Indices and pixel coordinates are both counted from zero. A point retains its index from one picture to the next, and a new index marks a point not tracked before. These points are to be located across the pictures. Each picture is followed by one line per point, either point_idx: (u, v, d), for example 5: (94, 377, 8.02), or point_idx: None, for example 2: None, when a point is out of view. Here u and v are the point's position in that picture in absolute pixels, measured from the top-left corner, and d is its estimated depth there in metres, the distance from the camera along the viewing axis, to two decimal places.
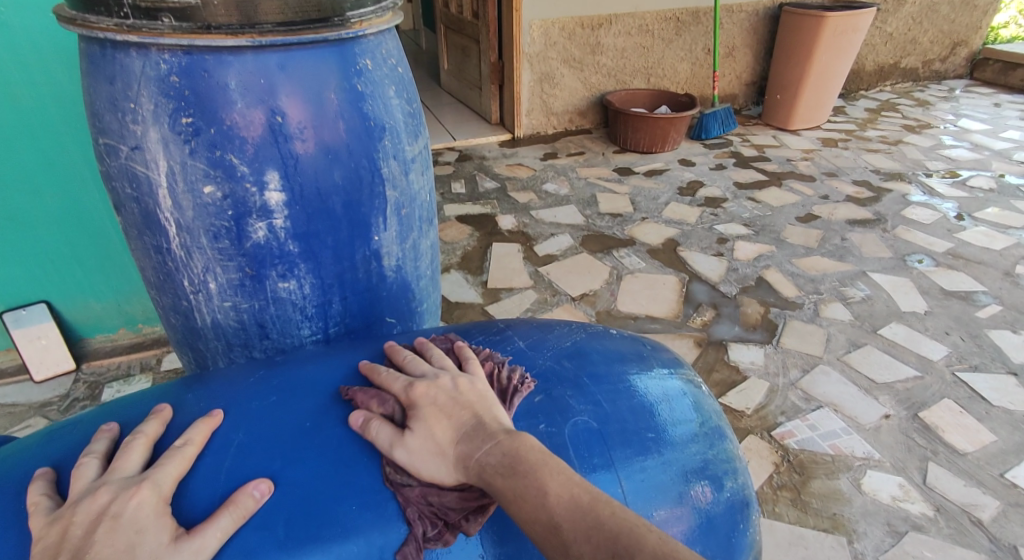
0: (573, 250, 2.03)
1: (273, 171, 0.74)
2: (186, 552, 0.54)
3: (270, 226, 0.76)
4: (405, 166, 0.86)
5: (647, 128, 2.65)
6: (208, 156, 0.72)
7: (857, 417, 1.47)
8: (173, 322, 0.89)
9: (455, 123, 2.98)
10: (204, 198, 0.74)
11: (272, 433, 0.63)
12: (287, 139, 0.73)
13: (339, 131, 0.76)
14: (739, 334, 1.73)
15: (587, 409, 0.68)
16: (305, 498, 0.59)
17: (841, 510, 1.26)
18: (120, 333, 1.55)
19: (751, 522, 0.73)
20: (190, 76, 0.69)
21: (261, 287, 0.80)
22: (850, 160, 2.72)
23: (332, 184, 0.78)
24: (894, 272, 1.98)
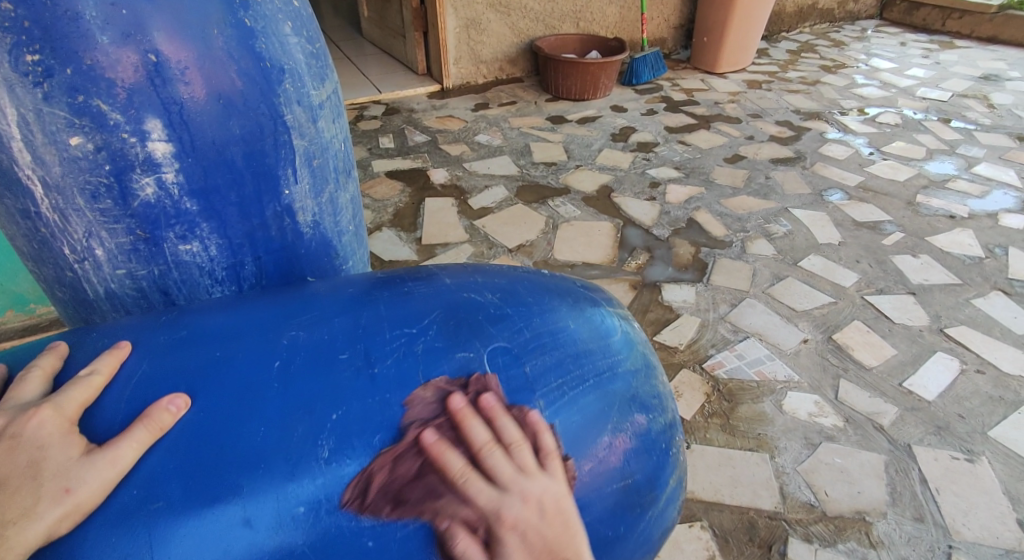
0: (508, 202, 2.03)
1: (154, 119, 0.70)
2: (99, 463, 0.53)
3: (159, 182, 0.73)
4: (312, 112, 0.83)
5: (578, 74, 2.63)
6: (70, 102, 0.67)
7: (780, 343, 1.57)
8: (61, 296, 0.84)
9: (381, 75, 2.87)
10: (72, 150, 0.69)
11: (177, 367, 0.60)
12: (166, 81, 0.69)
13: (233, 76, 0.73)
14: (672, 275, 1.80)
15: (506, 335, 0.65)
16: (212, 423, 0.56)
17: (765, 430, 1.36)
18: (8, 316, 1.47)
19: (676, 446, 0.73)
20: (30, 7, 0.64)
21: (158, 250, 0.77)
22: (773, 101, 2.80)
23: (229, 135, 0.74)
24: (812, 207, 2.08)
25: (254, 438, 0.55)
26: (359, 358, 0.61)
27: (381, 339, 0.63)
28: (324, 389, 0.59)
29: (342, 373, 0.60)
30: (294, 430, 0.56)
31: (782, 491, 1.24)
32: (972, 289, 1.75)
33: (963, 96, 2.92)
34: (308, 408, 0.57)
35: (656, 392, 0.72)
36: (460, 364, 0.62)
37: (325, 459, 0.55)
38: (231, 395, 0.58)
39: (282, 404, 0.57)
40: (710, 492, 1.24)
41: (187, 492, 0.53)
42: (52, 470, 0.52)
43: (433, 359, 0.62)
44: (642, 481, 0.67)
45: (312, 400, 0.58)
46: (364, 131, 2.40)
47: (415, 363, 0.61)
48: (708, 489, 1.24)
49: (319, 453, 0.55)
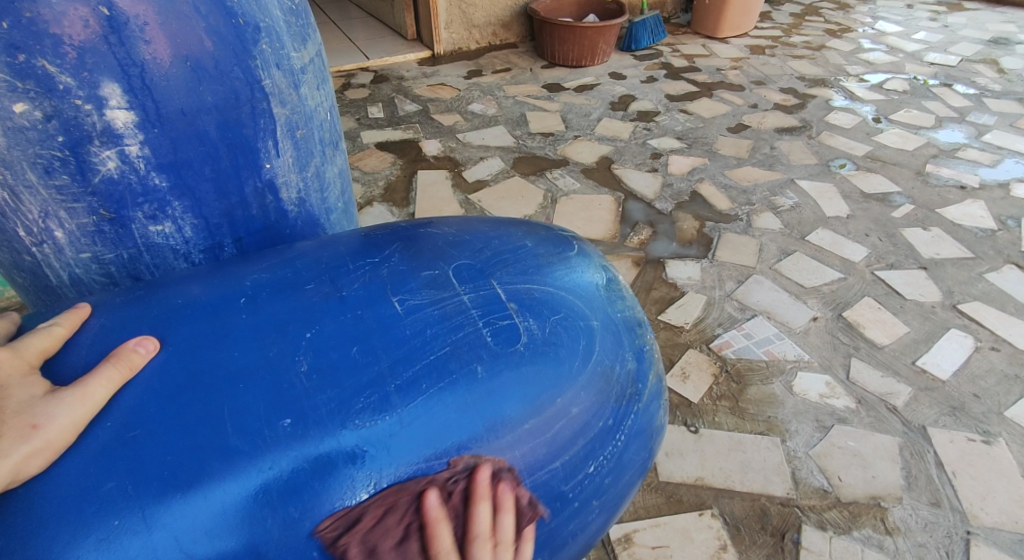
0: (504, 174, 1.94)
1: (112, 83, 0.60)
2: (70, 399, 0.49)
3: (122, 155, 0.64)
4: (293, 78, 0.74)
5: (575, 39, 2.51)
6: (9, 61, 0.56)
7: (789, 322, 1.51)
8: (21, 282, 0.74)
9: (368, 40, 2.73)
10: (18, 119, 0.59)
11: (148, 327, 0.56)
12: (122, 39, 0.59)
13: (201, 37, 0.63)
14: (675, 251, 1.73)
15: (468, 256, 0.67)
16: (184, 361, 0.53)
17: (775, 413, 1.30)
18: None
19: (649, 340, 0.73)
20: None
21: (125, 231, 0.68)
22: (777, 67, 2.69)
23: (201, 104, 0.65)
24: (819, 178, 2.01)
25: (230, 359, 0.54)
26: (327, 284, 0.61)
27: (346, 269, 0.63)
28: (294, 310, 0.58)
29: (311, 299, 0.59)
30: (271, 351, 0.54)
31: (794, 476, 1.19)
32: (985, 263, 1.69)
33: (972, 60, 2.82)
34: (282, 331, 0.56)
35: (621, 295, 0.73)
36: (426, 280, 0.63)
37: (305, 372, 0.53)
38: (201, 331, 0.56)
39: (255, 331, 0.56)
40: (720, 479, 1.18)
41: (168, 433, 0.49)
42: (15, 408, 0.48)
43: (399, 279, 0.63)
44: (622, 373, 0.66)
45: (285, 321, 0.57)
46: (351, 101, 2.28)
47: (383, 286, 0.61)
48: (719, 475, 1.19)
49: (298, 369, 0.53)
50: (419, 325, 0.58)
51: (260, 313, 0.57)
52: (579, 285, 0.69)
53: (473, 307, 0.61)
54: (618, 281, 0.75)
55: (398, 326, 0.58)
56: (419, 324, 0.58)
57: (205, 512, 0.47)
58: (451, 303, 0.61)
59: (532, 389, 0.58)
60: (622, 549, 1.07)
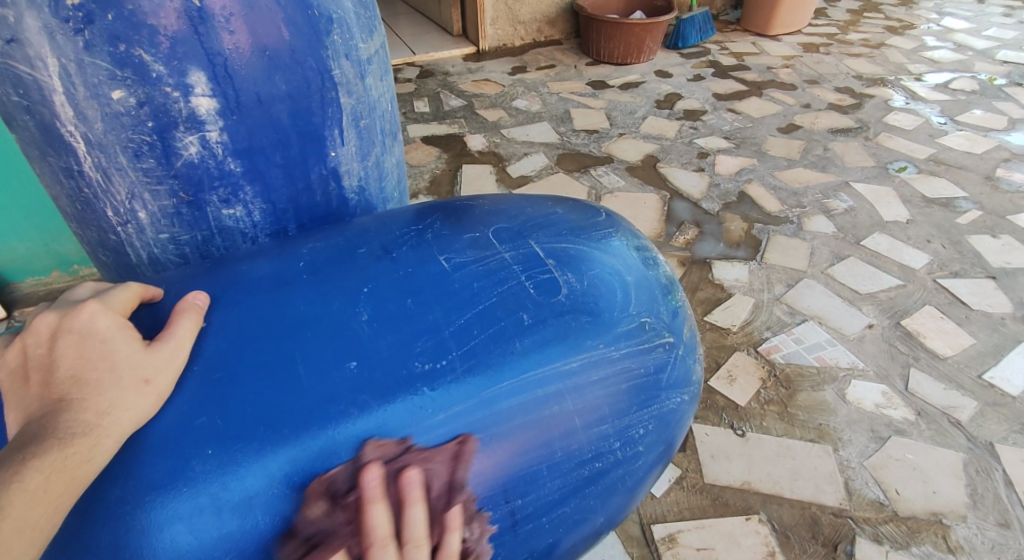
0: (548, 170, 1.92)
1: (198, 71, 0.61)
2: (166, 348, 0.51)
3: (203, 141, 0.64)
4: (360, 68, 0.74)
5: (622, 36, 2.48)
6: (112, 51, 0.58)
7: (842, 328, 1.46)
8: (104, 261, 0.76)
9: (414, 35, 2.74)
10: (115, 106, 0.60)
11: (222, 291, 0.58)
12: (209, 29, 0.59)
13: (279, 27, 0.63)
14: (723, 252, 1.69)
15: (506, 221, 0.69)
16: (251, 314, 0.55)
17: (827, 421, 1.26)
18: (53, 276, 1.42)
19: (684, 301, 0.72)
20: None
21: (201, 214, 0.69)
22: (832, 66, 2.61)
23: (275, 92, 0.65)
24: (877, 182, 1.94)
25: (293, 308, 0.55)
26: (378, 249, 0.63)
27: (394, 235, 0.65)
28: (348, 268, 0.60)
29: (365, 261, 0.61)
30: (332, 303, 0.56)
31: (847, 487, 1.15)
32: None
33: None
34: (341, 287, 0.57)
35: (650, 253, 0.73)
36: (468, 242, 0.64)
37: (366, 321, 0.55)
38: (263, 287, 0.58)
39: (316, 287, 0.58)
40: (768, 484, 1.15)
41: (247, 380, 0.51)
42: (124, 359, 0.49)
43: (444, 241, 0.64)
44: (658, 324, 0.65)
45: (342, 278, 0.58)
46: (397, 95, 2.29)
47: (431, 249, 0.63)
48: (767, 480, 1.16)
49: (360, 318, 0.55)
50: (466, 280, 0.60)
51: (316, 272, 0.59)
52: (613, 244, 0.69)
53: (516, 264, 0.62)
54: (645, 241, 0.75)
55: (448, 281, 0.60)
56: (466, 279, 0.60)
57: (288, 447, 0.48)
58: (492, 263, 0.62)
59: (577, 334, 0.59)
60: (666, 549, 1.04)
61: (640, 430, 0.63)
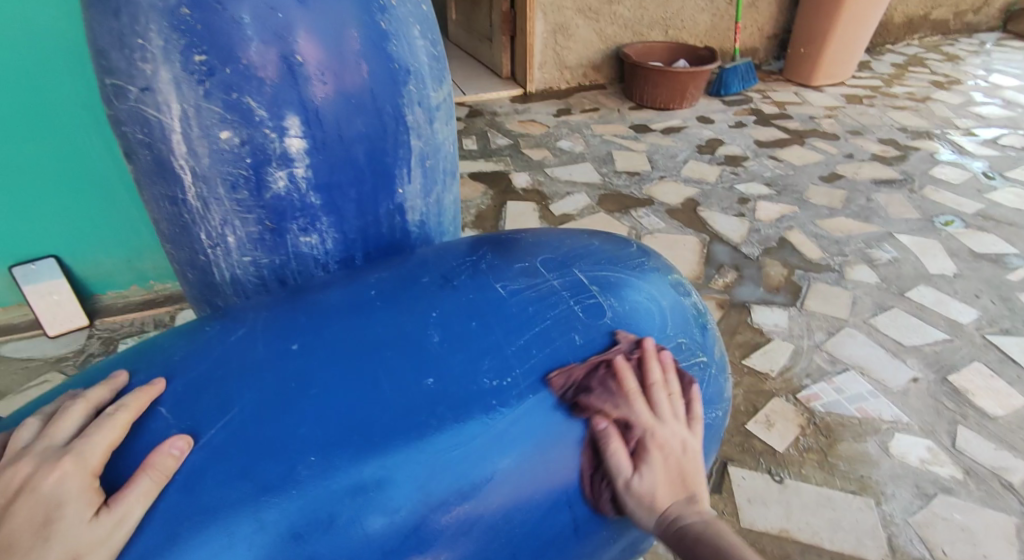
0: (590, 209, 1.97)
1: (294, 115, 0.68)
2: (108, 522, 0.48)
3: (291, 176, 0.71)
4: (430, 114, 0.81)
5: (665, 82, 2.54)
6: (224, 98, 0.66)
7: (885, 380, 1.44)
8: (190, 279, 0.83)
9: (464, 77, 2.86)
10: (222, 144, 0.68)
11: (303, 319, 0.64)
12: (305, 81, 0.68)
13: (362, 75, 0.71)
14: (762, 296, 1.69)
15: (549, 253, 0.76)
16: (331, 331, 0.62)
17: (869, 473, 1.24)
18: (131, 289, 1.51)
19: (711, 323, 0.79)
20: (201, 8, 0.64)
21: (281, 241, 0.75)
22: (876, 118, 2.62)
23: (355, 133, 0.72)
24: (922, 234, 1.93)
25: (374, 334, 0.62)
26: (440, 277, 0.70)
27: (454, 266, 0.72)
28: (417, 292, 0.67)
29: (429, 286, 0.68)
30: (406, 327, 0.62)
31: (891, 542, 1.12)
32: None
33: None
34: (412, 310, 0.64)
35: (677, 279, 0.80)
36: (520, 271, 0.72)
37: (438, 341, 0.62)
38: (341, 313, 0.64)
39: (389, 311, 0.64)
40: (806, 534, 1.13)
41: (335, 391, 0.57)
42: (64, 532, 0.47)
43: (498, 271, 0.71)
44: (691, 343, 0.73)
45: (411, 301, 0.66)
46: None
47: (489, 278, 0.70)
48: (805, 530, 1.14)
49: (431, 340, 0.62)
50: (522, 305, 0.67)
51: (385, 296, 0.66)
52: (646, 273, 0.76)
53: (564, 290, 0.69)
54: (672, 271, 0.82)
55: (505, 306, 0.66)
56: (522, 304, 0.67)
57: (381, 455, 0.54)
58: (549, 291, 0.69)
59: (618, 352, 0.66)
60: None
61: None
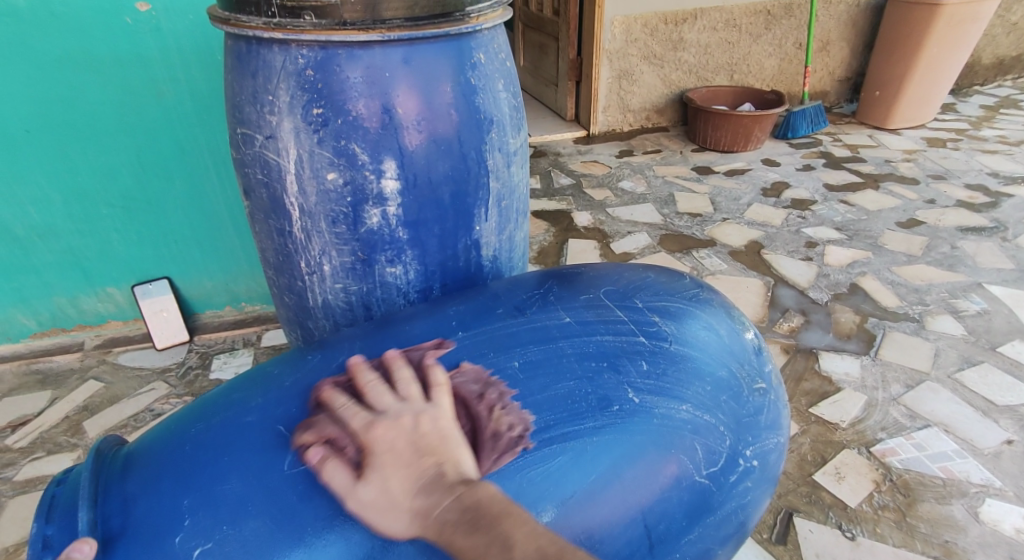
0: (651, 249, 1.98)
1: (391, 160, 0.82)
2: None
3: (384, 214, 0.84)
4: (508, 159, 0.93)
5: (729, 126, 2.55)
6: (334, 145, 0.80)
7: (974, 441, 1.36)
8: (286, 301, 0.98)
9: (530, 119, 2.95)
10: (327, 184, 0.82)
11: (395, 347, 0.71)
12: (402, 129, 0.81)
13: (451, 123, 0.84)
14: (832, 343, 1.64)
15: (610, 285, 0.82)
16: (418, 357, 0.69)
17: (955, 539, 1.16)
18: (226, 309, 1.63)
19: (764, 352, 0.84)
20: (324, 70, 0.77)
21: (371, 271, 0.89)
22: (960, 163, 2.52)
23: (441, 175, 0.85)
24: (1015, 285, 1.81)
25: (454, 353, 0.70)
26: (513, 309, 0.76)
27: (524, 297, 0.79)
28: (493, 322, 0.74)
29: (504, 317, 0.75)
30: (488, 353, 0.70)
31: None
32: None
33: None
34: (491, 340, 0.72)
35: (731, 306, 0.85)
36: (585, 301, 0.78)
37: (518, 366, 0.69)
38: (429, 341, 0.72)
39: (471, 341, 0.72)
40: None
41: None
42: None
43: (569, 300, 0.78)
44: (750, 370, 0.78)
45: (492, 332, 0.73)
46: None
47: (555, 307, 0.76)
48: None
49: (513, 365, 0.69)
50: (591, 333, 0.73)
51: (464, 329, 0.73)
52: (705, 305, 0.81)
53: (630, 321, 0.75)
54: (728, 302, 0.86)
55: (575, 334, 0.73)
56: (592, 331, 0.73)
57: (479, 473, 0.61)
58: (620, 329, 0.74)
59: (686, 378, 0.72)
60: None
61: (747, 461, 0.75)
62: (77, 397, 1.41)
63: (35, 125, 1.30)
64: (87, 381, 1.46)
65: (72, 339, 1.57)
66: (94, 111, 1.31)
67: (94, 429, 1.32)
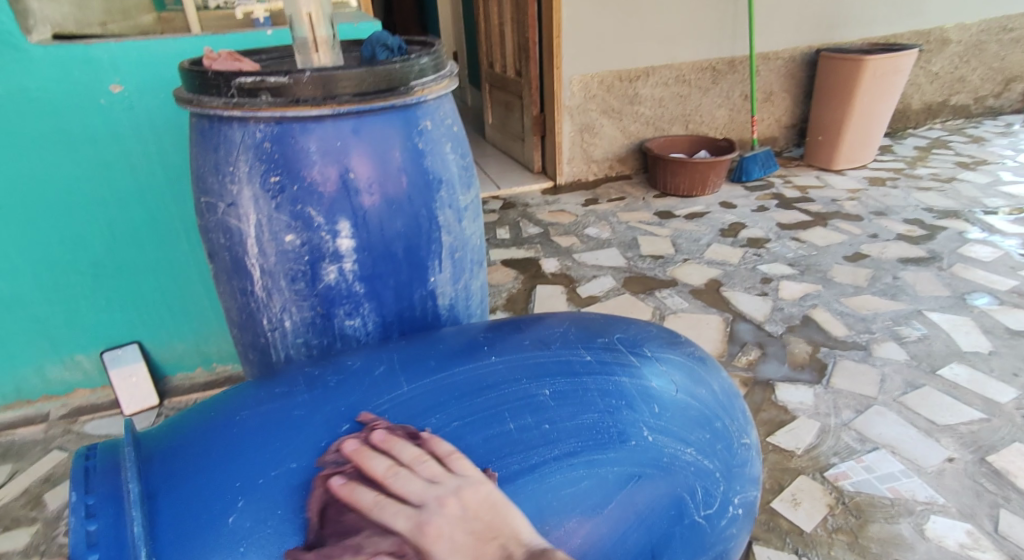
0: (615, 291, 2.08)
1: (345, 222, 0.91)
2: None
3: (341, 270, 0.93)
4: (458, 214, 1.03)
5: (687, 172, 2.70)
6: (291, 209, 0.89)
7: (919, 460, 1.42)
8: (251, 357, 1.05)
9: (500, 173, 3.08)
10: (286, 245, 0.91)
11: (431, 363, 0.80)
12: (357, 193, 0.91)
13: (401, 185, 0.94)
14: (787, 374, 1.72)
15: (622, 332, 0.90)
16: (454, 380, 0.77)
17: (903, 557, 1.21)
18: (197, 371, 1.70)
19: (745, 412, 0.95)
20: (280, 142, 0.87)
21: (330, 323, 0.97)
22: (900, 199, 2.67)
23: (395, 232, 0.95)
24: (953, 311, 1.91)
25: (490, 376, 0.78)
26: (538, 342, 0.84)
27: (546, 332, 0.87)
28: (520, 348, 0.83)
29: (530, 346, 0.83)
30: (520, 379, 0.78)
31: None
32: None
33: None
34: (521, 369, 0.79)
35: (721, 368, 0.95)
36: (601, 343, 0.86)
37: (548, 394, 0.76)
38: (461, 362, 0.80)
39: (505, 366, 0.79)
40: None
41: (470, 430, 0.72)
42: None
43: (586, 339, 0.86)
44: (738, 426, 0.88)
45: (522, 361, 0.80)
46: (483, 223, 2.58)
47: (577, 346, 0.84)
48: None
49: (543, 394, 0.76)
50: (610, 372, 0.81)
51: (497, 354, 0.81)
52: (702, 360, 0.91)
53: (646, 367, 0.83)
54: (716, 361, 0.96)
55: (595, 370, 0.80)
56: (609, 370, 0.81)
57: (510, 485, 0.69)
58: (637, 371, 0.82)
59: (691, 422, 0.81)
60: None
61: (734, 508, 0.86)
62: (40, 469, 1.45)
63: (15, 198, 1.38)
64: (52, 452, 1.49)
65: (38, 410, 1.61)
66: (72, 183, 1.40)
67: (55, 501, 1.36)
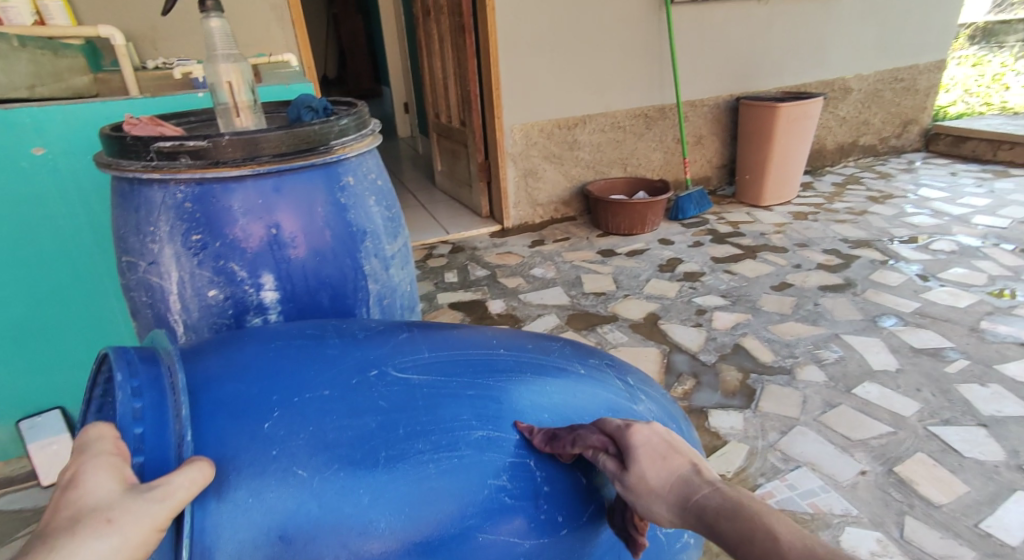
0: (558, 329, 2.16)
1: (269, 275, 0.97)
2: (152, 499, 0.62)
3: (266, 320, 0.99)
4: (384, 262, 1.11)
5: (626, 212, 2.84)
6: (214, 265, 0.95)
7: (835, 475, 1.51)
8: None
9: (449, 218, 3.17)
10: (210, 299, 0.96)
11: (452, 339, 0.91)
12: (282, 247, 0.97)
13: (326, 238, 1.01)
14: (719, 401, 1.81)
15: (605, 359, 1.02)
16: (480, 360, 0.89)
17: None
18: None
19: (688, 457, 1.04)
20: (201, 202, 0.94)
21: None
22: (819, 231, 2.85)
23: (321, 282, 1.01)
24: (865, 333, 2.05)
25: (498, 362, 0.89)
26: (540, 348, 0.96)
27: (546, 343, 0.99)
28: (528, 348, 0.95)
29: (534, 349, 0.95)
30: (523, 369, 0.89)
31: None
32: None
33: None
34: (525, 364, 0.91)
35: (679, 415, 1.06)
36: (593, 364, 0.98)
37: (540, 387, 0.88)
38: (471, 346, 0.91)
39: (511, 359, 0.91)
40: None
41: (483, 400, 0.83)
42: None
43: (577, 356, 0.98)
44: None
45: (527, 358, 0.92)
46: (432, 268, 2.65)
47: (573, 362, 0.96)
48: None
49: (538, 386, 0.88)
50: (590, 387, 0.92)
51: (517, 349, 0.94)
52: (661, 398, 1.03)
53: (618, 391, 0.95)
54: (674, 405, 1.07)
55: (580, 381, 0.92)
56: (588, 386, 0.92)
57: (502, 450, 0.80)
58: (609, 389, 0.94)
59: None
60: None
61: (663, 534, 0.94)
62: None
63: None
64: None
65: None
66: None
67: None
